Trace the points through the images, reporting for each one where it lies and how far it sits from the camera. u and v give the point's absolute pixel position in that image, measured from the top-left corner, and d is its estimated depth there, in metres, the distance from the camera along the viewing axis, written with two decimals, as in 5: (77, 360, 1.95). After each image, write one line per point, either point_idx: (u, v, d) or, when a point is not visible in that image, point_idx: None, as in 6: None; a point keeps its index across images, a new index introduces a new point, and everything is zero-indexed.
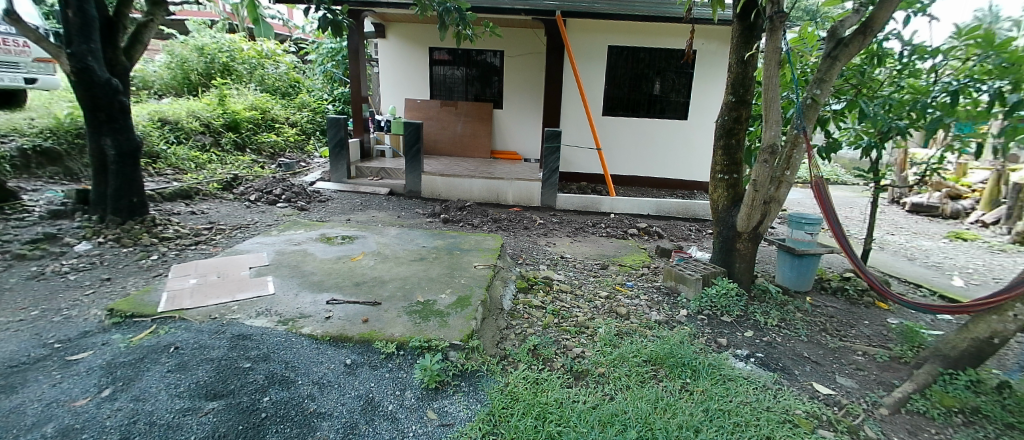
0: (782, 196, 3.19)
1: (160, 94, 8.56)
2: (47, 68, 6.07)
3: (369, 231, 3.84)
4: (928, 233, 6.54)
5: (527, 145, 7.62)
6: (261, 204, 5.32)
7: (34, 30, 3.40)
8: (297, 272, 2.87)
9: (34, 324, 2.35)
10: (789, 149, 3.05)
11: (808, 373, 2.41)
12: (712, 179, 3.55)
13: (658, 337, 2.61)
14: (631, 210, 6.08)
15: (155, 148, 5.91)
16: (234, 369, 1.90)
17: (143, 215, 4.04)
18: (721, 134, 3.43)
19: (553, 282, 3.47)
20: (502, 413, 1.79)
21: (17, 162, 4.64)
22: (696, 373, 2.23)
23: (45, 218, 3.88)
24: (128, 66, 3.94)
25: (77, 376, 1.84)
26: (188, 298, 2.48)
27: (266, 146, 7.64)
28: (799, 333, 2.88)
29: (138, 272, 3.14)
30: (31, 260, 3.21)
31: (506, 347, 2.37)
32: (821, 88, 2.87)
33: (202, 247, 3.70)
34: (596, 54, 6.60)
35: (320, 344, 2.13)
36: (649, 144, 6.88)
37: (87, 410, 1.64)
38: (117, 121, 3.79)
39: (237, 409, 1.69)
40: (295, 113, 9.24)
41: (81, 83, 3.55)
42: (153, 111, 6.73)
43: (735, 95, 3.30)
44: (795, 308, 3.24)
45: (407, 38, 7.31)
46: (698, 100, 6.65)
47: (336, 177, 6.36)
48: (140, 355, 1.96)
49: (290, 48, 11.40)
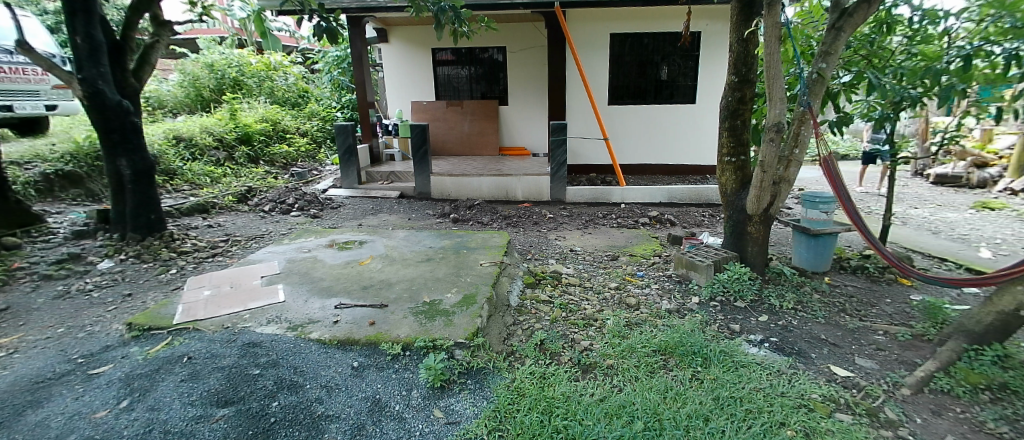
0: (792, 175, 3.08)
1: (174, 112, 8.82)
2: (66, 94, 6.34)
3: (377, 234, 3.88)
4: (952, 205, 6.29)
5: (535, 140, 7.61)
6: (275, 214, 5.43)
7: (46, 58, 3.51)
8: (306, 278, 2.92)
9: (60, 341, 2.46)
10: (796, 127, 2.96)
11: (826, 355, 2.34)
12: (720, 162, 3.48)
13: (668, 326, 2.57)
14: (643, 199, 6.00)
15: (171, 165, 6.08)
16: (244, 376, 1.95)
17: (162, 231, 4.14)
18: (726, 115, 3.35)
19: (562, 275, 3.45)
20: (508, 409, 1.79)
21: (42, 186, 4.83)
22: (708, 361, 2.19)
23: (70, 239, 4.02)
24: (138, 87, 4.07)
25: (97, 389, 1.91)
26: (202, 309, 2.53)
27: (278, 157, 7.80)
28: (816, 315, 2.80)
29: (158, 286, 3.25)
30: (57, 280, 3.35)
31: (513, 343, 2.36)
32: (825, 62, 2.77)
33: (219, 259, 3.81)
34: (598, 43, 6.51)
35: (328, 348, 2.16)
36: (657, 130, 6.78)
37: (107, 421, 1.71)
38: (131, 142, 3.90)
39: (247, 414, 1.73)
40: (305, 122, 9.41)
41: (94, 107, 3.65)
42: (168, 130, 6.90)
43: (738, 74, 3.22)
44: (812, 289, 3.16)
45: (410, 40, 7.33)
46: (706, 83, 6.51)
47: (347, 183, 6.42)
48: (156, 366, 2.02)
49: (297, 59, 11.56)
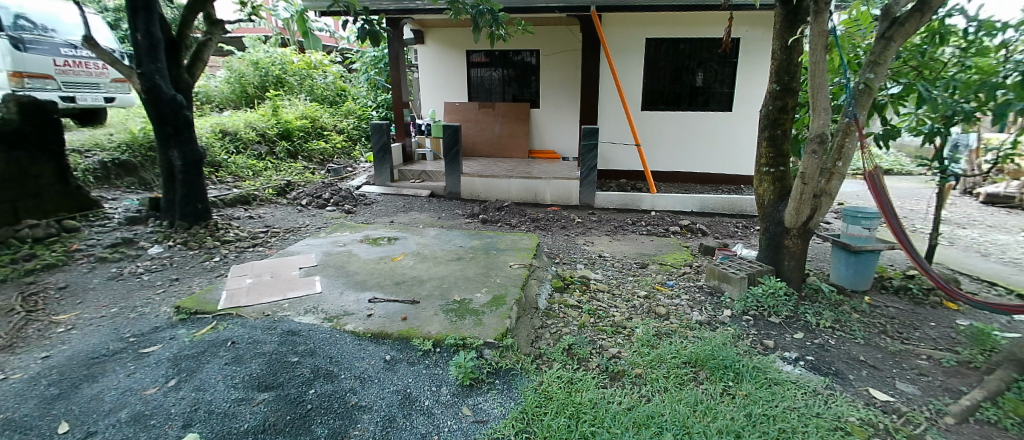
0: (834, 188, 2.97)
1: (221, 107, 9.26)
2: (124, 87, 6.68)
3: (409, 232, 3.96)
4: (1007, 226, 5.93)
5: (565, 143, 7.59)
6: (312, 208, 5.62)
7: (109, 53, 3.75)
8: (342, 272, 3.02)
9: (114, 320, 2.62)
10: (840, 139, 2.85)
11: (864, 378, 2.25)
12: (757, 172, 3.39)
13: (699, 338, 2.53)
14: (674, 207, 5.90)
15: (217, 157, 6.39)
16: (283, 362, 2.03)
17: (208, 220, 4.36)
18: (766, 124, 3.26)
19: (590, 281, 3.43)
20: (535, 412, 1.80)
21: (99, 174, 5.15)
22: (740, 376, 2.14)
23: (124, 224, 4.28)
24: (191, 82, 4.29)
25: (148, 367, 2.03)
26: (245, 296, 2.65)
27: (316, 153, 8.06)
28: (855, 335, 2.69)
29: (202, 273, 3.41)
30: (112, 262, 3.56)
31: (541, 346, 2.37)
32: (874, 72, 2.66)
33: (259, 249, 3.98)
34: (633, 48, 6.45)
35: (362, 340, 2.22)
36: (691, 137, 6.66)
37: (156, 398, 1.82)
38: (183, 134, 4.11)
39: (286, 399, 1.81)
40: (342, 120, 9.69)
41: (151, 100, 3.88)
42: (215, 124, 7.25)
43: (780, 83, 3.13)
44: (851, 308, 3.03)
45: (446, 42, 7.45)
46: (743, 90, 6.36)
47: (380, 180, 6.58)
48: (202, 349, 2.13)
49: (336, 59, 11.93)
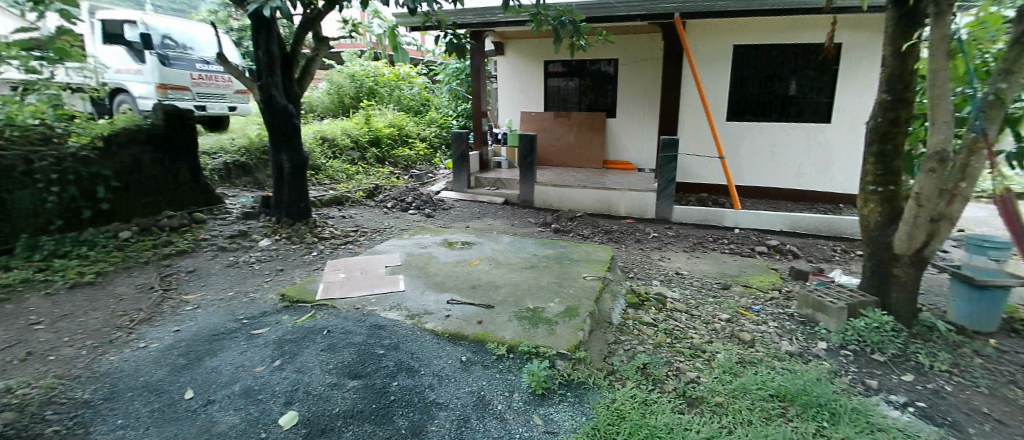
0: (956, 212, 2.57)
1: (321, 116, 10.23)
2: (244, 98, 7.59)
3: (485, 238, 4.08)
4: None
5: (641, 154, 7.38)
6: (396, 210, 6.00)
7: (236, 67, 4.31)
8: (423, 273, 3.19)
9: (230, 302, 3.00)
10: (963, 157, 2.50)
11: (988, 433, 1.92)
12: (863, 191, 3.06)
13: (788, 370, 2.33)
14: (760, 225, 5.50)
15: (317, 161, 7.06)
16: (371, 354, 2.19)
17: (308, 218, 4.83)
18: (873, 138, 2.94)
19: (667, 299, 3.30)
20: (608, 430, 1.77)
21: (223, 173, 5.92)
22: (837, 417, 1.93)
23: (240, 218, 4.88)
24: (299, 93, 4.80)
25: (257, 347, 2.30)
26: (339, 289, 2.90)
27: (401, 159, 8.60)
28: (976, 383, 2.31)
29: (302, 265, 3.79)
30: (230, 251, 4.08)
31: (614, 362, 2.32)
32: (1008, 82, 2.32)
33: (350, 246, 4.33)
34: (719, 56, 6.14)
35: (440, 340, 2.33)
36: (783, 151, 6.16)
37: (263, 375, 2.05)
38: (292, 140, 4.61)
39: (372, 389, 1.95)
40: (425, 128, 10.24)
41: (268, 108, 4.41)
42: (316, 131, 8.02)
43: (893, 93, 2.81)
44: (971, 352, 2.61)
45: (525, 53, 7.61)
46: (844, 101, 5.81)
47: (458, 187, 6.86)
48: (302, 335, 2.37)
49: (422, 71, 12.66)
